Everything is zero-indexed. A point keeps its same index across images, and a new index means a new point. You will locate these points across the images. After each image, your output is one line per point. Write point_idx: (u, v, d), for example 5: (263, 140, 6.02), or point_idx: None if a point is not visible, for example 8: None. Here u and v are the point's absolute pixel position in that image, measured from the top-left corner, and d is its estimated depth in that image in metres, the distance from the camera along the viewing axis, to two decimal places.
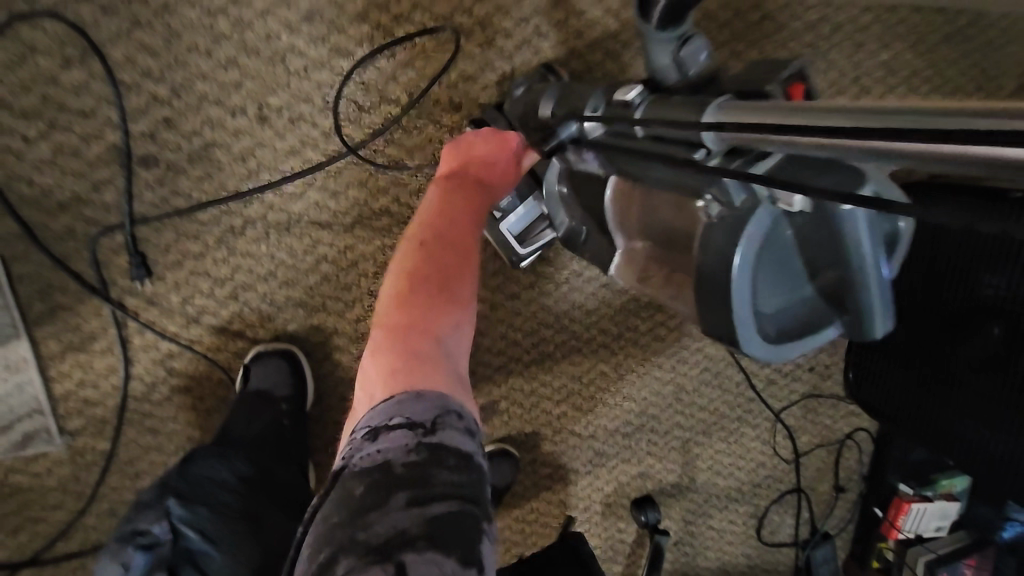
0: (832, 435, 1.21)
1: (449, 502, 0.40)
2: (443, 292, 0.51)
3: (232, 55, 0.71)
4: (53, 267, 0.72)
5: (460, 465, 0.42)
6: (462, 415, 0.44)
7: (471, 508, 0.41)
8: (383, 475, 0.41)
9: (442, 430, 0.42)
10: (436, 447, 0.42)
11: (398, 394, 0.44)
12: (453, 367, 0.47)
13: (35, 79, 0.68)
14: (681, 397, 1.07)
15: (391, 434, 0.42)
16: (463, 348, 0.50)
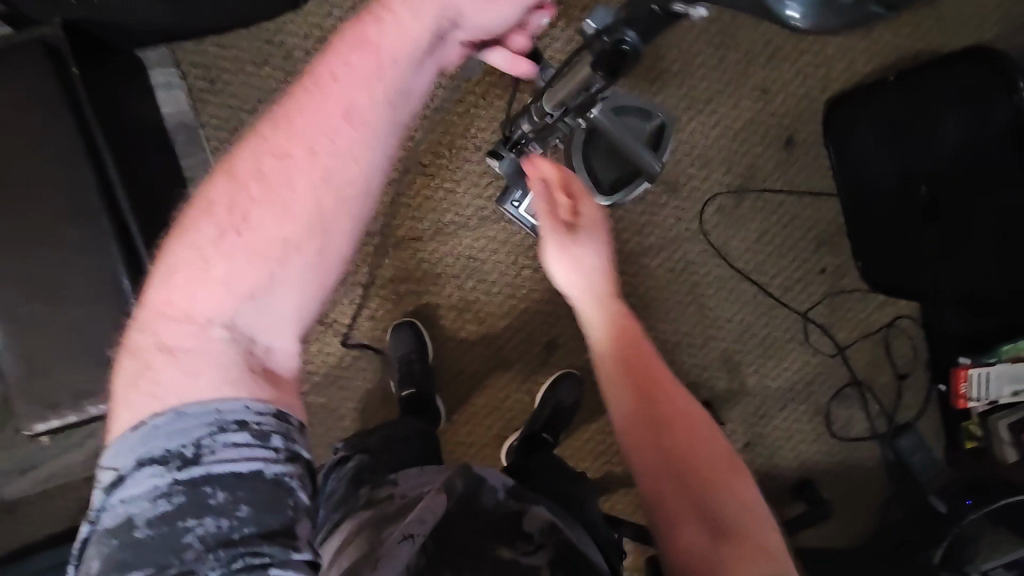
0: (871, 327, 1.37)
1: (257, 416, 0.56)
2: (236, 228, 0.57)
3: None
4: None
5: (251, 442, 0.55)
6: (252, 406, 0.56)
7: (258, 431, 0.56)
8: (161, 458, 0.54)
9: (204, 457, 0.54)
10: (235, 370, 0.57)
11: (164, 419, 0.54)
12: (234, 290, 0.58)
13: None
14: (707, 313, 1.35)
15: (180, 418, 0.55)
16: (275, 293, 0.59)
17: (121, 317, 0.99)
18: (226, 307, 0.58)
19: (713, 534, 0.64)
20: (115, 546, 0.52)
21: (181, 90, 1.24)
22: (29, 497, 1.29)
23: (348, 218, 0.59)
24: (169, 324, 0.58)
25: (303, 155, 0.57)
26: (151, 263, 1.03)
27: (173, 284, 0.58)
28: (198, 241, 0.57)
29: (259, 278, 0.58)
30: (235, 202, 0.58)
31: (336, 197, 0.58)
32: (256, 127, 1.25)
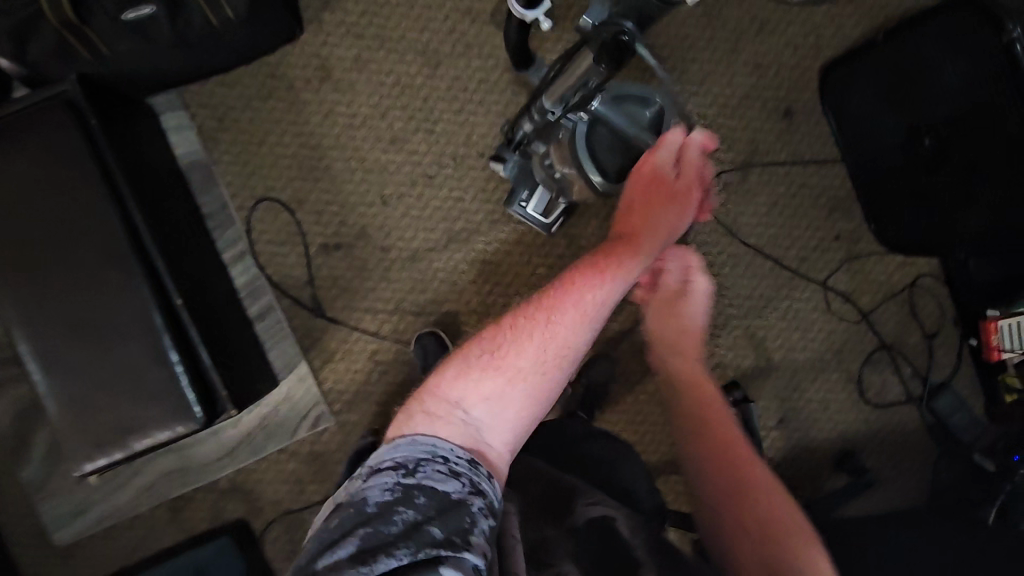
0: (893, 289, 1.36)
1: (455, 456, 0.75)
2: (497, 353, 0.83)
3: (363, 176, 1.29)
4: (311, 318, 1.30)
5: (447, 472, 0.72)
6: (452, 449, 0.75)
7: (454, 470, 0.73)
8: (395, 465, 0.72)
9: (421, 471, 0.72)
10: (472, 439, 0.77)
11: (416, 437, 0.75)
12: (482, 400, 0.80)
13: (282, 223, 1.29)
14: (726, 292, 1.35)
15: (413, 444, 0.75)
16: (498, 414, 0.80)
17: (157, 352, 1.02)
18: (474, 404, 0.80)
19: (774, 559, 0.80)
20: (350, 514, 0.68)
21: (192, 131, 1.28)
22: (81, 541, 1.32)
23: (565, 374, 0.84)
24: (434, 399, 0.81)
25: (555, 316, 0.85)
26: (179, 297, 1.05)
27: (447, 377, 0.83)
28: (467, 357, 0.84)
29: (502, 395, 0.81)
30: (505, 334, 0.85)
31: (561, 358, 0.83)
32: (266, 158, 1.29)
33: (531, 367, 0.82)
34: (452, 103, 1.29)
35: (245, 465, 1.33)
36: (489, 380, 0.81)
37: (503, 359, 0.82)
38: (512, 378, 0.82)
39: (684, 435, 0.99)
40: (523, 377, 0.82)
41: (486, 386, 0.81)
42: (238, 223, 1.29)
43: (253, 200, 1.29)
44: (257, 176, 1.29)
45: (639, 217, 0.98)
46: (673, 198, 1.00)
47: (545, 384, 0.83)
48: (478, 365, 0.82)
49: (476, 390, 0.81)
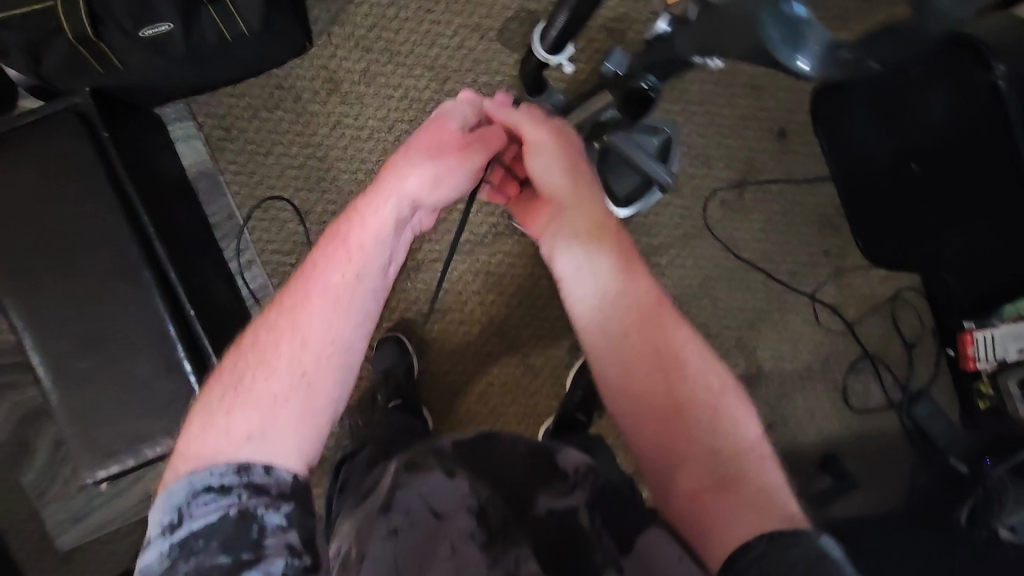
0: (877, 302, 1.43)
1: (220, 477, 0.68)
2: (275, 358, 0.74)
3: (370, 187, 1.31)
4: None
5: (219, 494, 0.67)
6: (218, 470, 0.68)
7: (240, 470, 0.68)
8: (171, 521, 0.66)
9: (187, 518, 0.66)
10: (248, 459, 0.69)
11: (176, 482, 0.68)
12: (250, 409, 0.72)
13: (289, 234, 1.31)
14: (718, 304, 1.40)
15: (172, 494, 0.67)
16: (279, 426, 0.72)
17: (171, 363, 1.04)
18: (236, 448, 0.70)
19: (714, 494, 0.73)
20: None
21: (199, 140, 1.30)
22: (84, 545, 1.33)
23: (336, 347, 0.76)
24: (202, 450, 0.70)
25: (307, 326, 0.76)
26: (191, 306, 1.08)
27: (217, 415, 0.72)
28: (211, 399, 0.74)
29: (264, 426, 0.71)
30: (267, 325, 0.77)
31: (329, 353, 0.76)
32: (273, 168, 1.31)
33: (290, 376, 0.74)
34: None
35: None
36: (252, 392, 0.73)
37: (266, 348, 0.75)
38: (278, 381, 0.73)
39: (608, 342, 0.84)
40: (293, 370, 0.74)
41: (241, 402, 0.72)
42: (245, 233, 1.31)
43: (259, 209, 1.31)
44: (264, 185, 1.31)
45: (347, 223, 0.81)
46: (464, 161, 0.89)
47: (318, 359, 0.75)
48: (241, 369, 0.75)
49: (235, 404, 0.72)
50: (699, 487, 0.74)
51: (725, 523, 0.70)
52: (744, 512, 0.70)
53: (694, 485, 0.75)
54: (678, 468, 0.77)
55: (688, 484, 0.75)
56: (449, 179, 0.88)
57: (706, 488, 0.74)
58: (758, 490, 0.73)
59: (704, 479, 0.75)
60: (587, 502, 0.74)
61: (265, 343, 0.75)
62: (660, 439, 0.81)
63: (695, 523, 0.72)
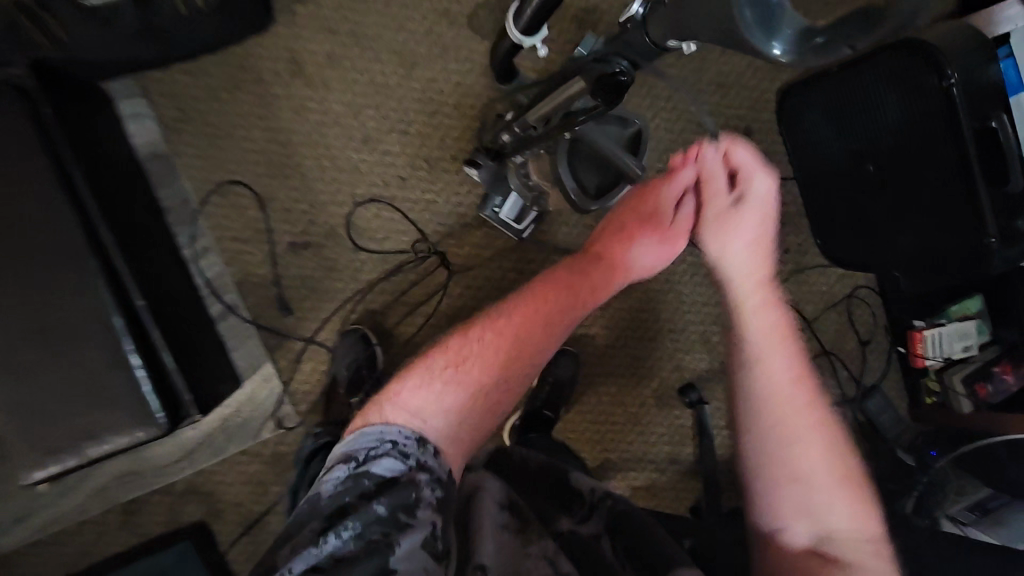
0: (835, 299, 1.47)
1: (402, 439, 0.82)
2: (489, 368, 0.92)
3: (334, 175, 1.27)
4: (277, 319, 1.28)
5: (395, 460, 0.79)
6: (402, 430, 0.83)
7: (404, 454, 0.80)
8: (348, 461, 0.80)
9: (367, 458, 0.79)
10: (411, 445, 0.81)
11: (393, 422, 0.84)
12: (444, 405, 0.87)
13: (247, 222, 1.26)
14: (684, 300, 1.42)
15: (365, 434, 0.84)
16: (450, 421, 0.87)
17: (118, 356, 0.98)
18: (414, 421, 0.85)
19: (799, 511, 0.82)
20: (315, 509, 0.76)
21: (151, 120, 1.23)
22: (24, 548, 1.26)
23: (517, 376, 0.93)
24: (401, 413, 0.86)
25: (512, 364, 0.93)
26: (139, 296, 1.02)
27: (422, 389, 0.89)
28: (427, 366, 0.92)
29: (433, 408, 0.87)
30: (472, 350, 0.94)
31: (484, 393, 0.91)
32: (231, 152, 1.25)
33: (465, 391, 0.90)
34: (427, 105, 1.28)
35: (204, 466, 1.30)
36: (443, 385, 0.90)
37: (478, 355, 0.93)
38: (459, 395, 0.89)
39: (778, 391, 0.86)
40: (468, 394, 0.90)
41: (436, 395, 0.88)
42: (201, 220, 1.25)
43: (216, 195, 1.25)
44: (222, 170, 1.25)
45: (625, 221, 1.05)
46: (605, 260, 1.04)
47: (494, 381, 0.92)
48: (444, 357, 0.93)
49: (434, 396, 0.88)
50: (813, 524, 0.82)
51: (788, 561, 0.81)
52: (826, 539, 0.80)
53: (792, 506, 0.83)
54: (784, 496, 0.83)
55: (787, 488, 0.83)
56: (684, 208, 1.00)
57: (791, 508, 0.83)
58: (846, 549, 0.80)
59: (820, 520, 0.81)
60: (605, 529, 0.84)
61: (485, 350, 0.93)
62: (808, 477, 0.83)
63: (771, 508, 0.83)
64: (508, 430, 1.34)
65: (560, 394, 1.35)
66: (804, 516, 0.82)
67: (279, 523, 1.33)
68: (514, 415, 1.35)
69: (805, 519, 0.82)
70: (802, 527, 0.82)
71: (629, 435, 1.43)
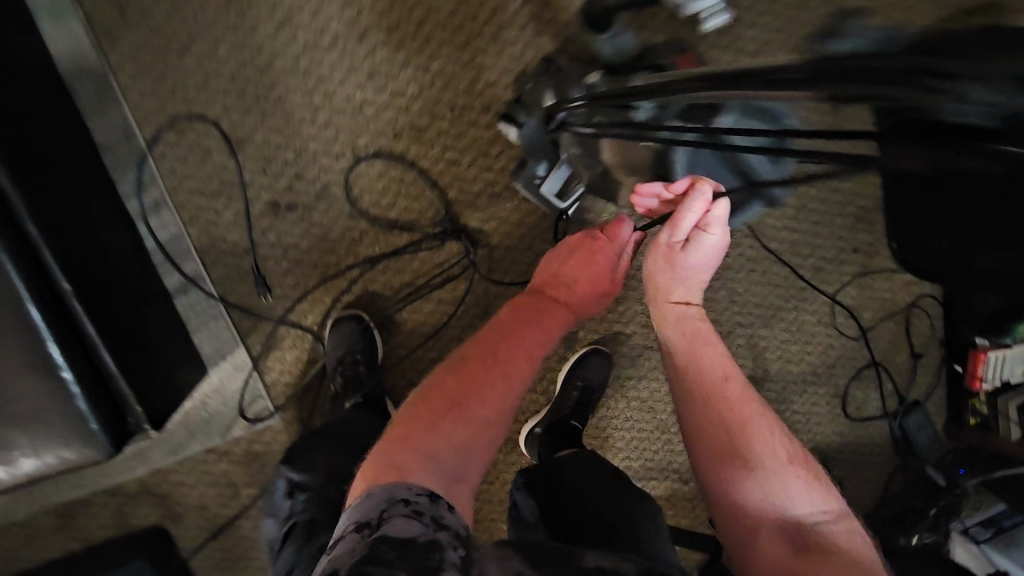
0: (895, 307, 1.31)
1: (415, 494, 0.67)
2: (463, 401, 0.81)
3: (329, 118, 0.98)
4: (251, 296, 1.02)
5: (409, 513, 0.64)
6: (413, 487, 0.68)
7: (417, 510, 0.65)
8: (358, 525, 0.63)
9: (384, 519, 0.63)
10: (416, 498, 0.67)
11: (367, 489, 0.69)
12: (437, 470, 0.72)
13: (213, 171, 0.97)
14: (736, 299, 1.22)
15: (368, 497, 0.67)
16: (441, 470, 0.73)
17: (36, 358, 0.72)
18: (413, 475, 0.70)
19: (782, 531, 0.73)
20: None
21: (77, 20, 0.91)
22: None
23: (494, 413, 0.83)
24: (377, 469, 0.72)
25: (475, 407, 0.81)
26: (67, 280, 0.74)
27: (389, 448, 0.75)
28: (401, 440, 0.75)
29: (425, 462, 0.73)
30: (431, 413, 0.79)
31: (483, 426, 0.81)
32: (191, 75, 0.94)
33: (453, 433, 0.78)
34: (455, 33, 0.98)
35: (162, 463, 1.09)
36: (422, 430, 0.77)
37: (466, 377, 0.85)
38: (441, 442, 0.76)
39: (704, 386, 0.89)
40: (451, 439, 0.77)
41: (420, 447, 0.74)
42: (150, 163, 0.95)
43: (170, 131, 0.95)
44: (178, 98, 0.95)
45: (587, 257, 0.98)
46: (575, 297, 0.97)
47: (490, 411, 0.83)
48: (423, 409, 0.80)
49: (418, 450, 0.74)
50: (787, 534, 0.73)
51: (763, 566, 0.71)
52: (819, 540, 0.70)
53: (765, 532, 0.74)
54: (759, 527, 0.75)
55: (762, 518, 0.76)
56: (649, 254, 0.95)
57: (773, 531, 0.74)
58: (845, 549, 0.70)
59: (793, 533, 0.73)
60: None
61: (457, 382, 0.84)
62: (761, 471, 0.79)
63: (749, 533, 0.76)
64: (527, 436, 1.17)
65: (589, 400, 1.17)
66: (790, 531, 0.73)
67: (251, 529, 1.14)
68: (533, 419, 1.18)
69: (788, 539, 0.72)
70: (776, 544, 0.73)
71: (655, 444, 1.27)
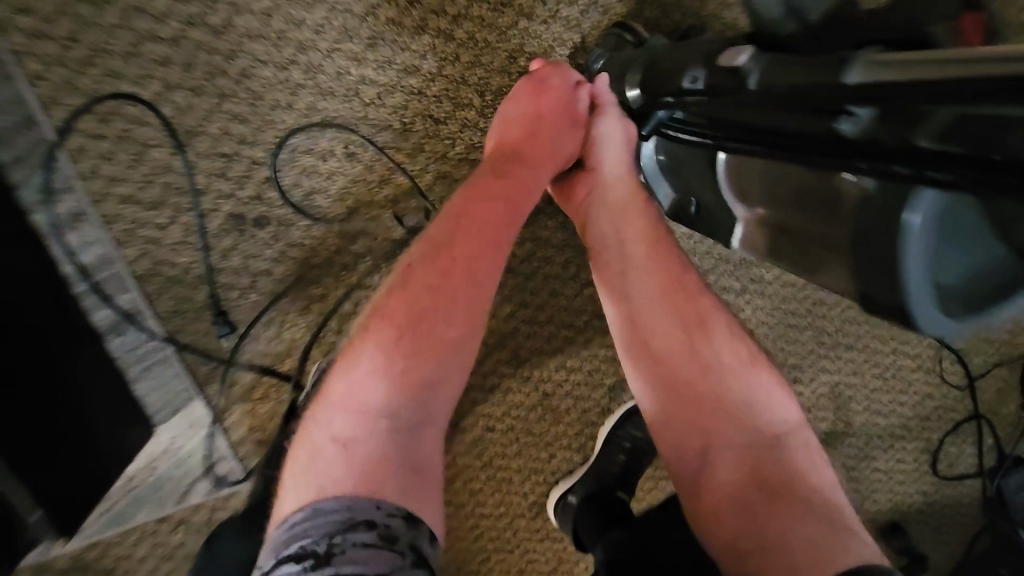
0: (1010, 350, 1.07)
1: (385, 514, 0.51)
2: (442, 292, 0.60)
3: (312, 102, 0.73)
4: (210, 337, 0.78)
5: (378, 541, 0.49)
6: (383, 505, 0.51)
7: (387, 537, 0.49)
8: (297, 554, 0.48)
9: (336, 547, 0.48)
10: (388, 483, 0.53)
11: (307, 505, 0.51)
12: (416, 382, 0.58)
13: (154, 171, 0.72)
14: (824, 340, 0.98)
15: (317, 513, 0.50)
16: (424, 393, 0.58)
17: None
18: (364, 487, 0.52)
19: (762, 491, 0.59)
20: None
21: None
22: None
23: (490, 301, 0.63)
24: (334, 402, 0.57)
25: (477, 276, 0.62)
26: None
27: (360, 361, 0.58)
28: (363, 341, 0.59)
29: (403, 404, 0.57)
30: (402, 309, 0.59)
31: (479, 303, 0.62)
32: (120, 36, 0.68)
33: (447, 331, 0.60)
34: None
35: (99, 536, 0.85)
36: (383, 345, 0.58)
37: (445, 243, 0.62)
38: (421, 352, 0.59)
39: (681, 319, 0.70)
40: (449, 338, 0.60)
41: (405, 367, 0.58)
42: (62, 160, 0.69)
43: (90, 114, 0.69)
44: (100, 70, 0.69)
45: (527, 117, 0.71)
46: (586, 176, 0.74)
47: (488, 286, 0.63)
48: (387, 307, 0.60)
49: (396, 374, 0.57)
50: (814, 510, 0.57)
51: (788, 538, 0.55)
52: (793, 502, 0.58)
53: (782, 512, 0.57)
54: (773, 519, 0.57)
55: (769, 504, 0.58)
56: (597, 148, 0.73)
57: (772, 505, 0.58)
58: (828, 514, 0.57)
59: (817, 510, 0.57)
60: None
61: (450, 233, 0.62)
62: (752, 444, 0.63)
63: (737, 520, 0.58)
64: (555, 505, 0.93)
65: (638, 466, 0.93)
66: (812, 520, 0.56)
67: None
68: (565, 483, 0.94)
69: (801, 512, 0.57)
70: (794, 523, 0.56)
71: None
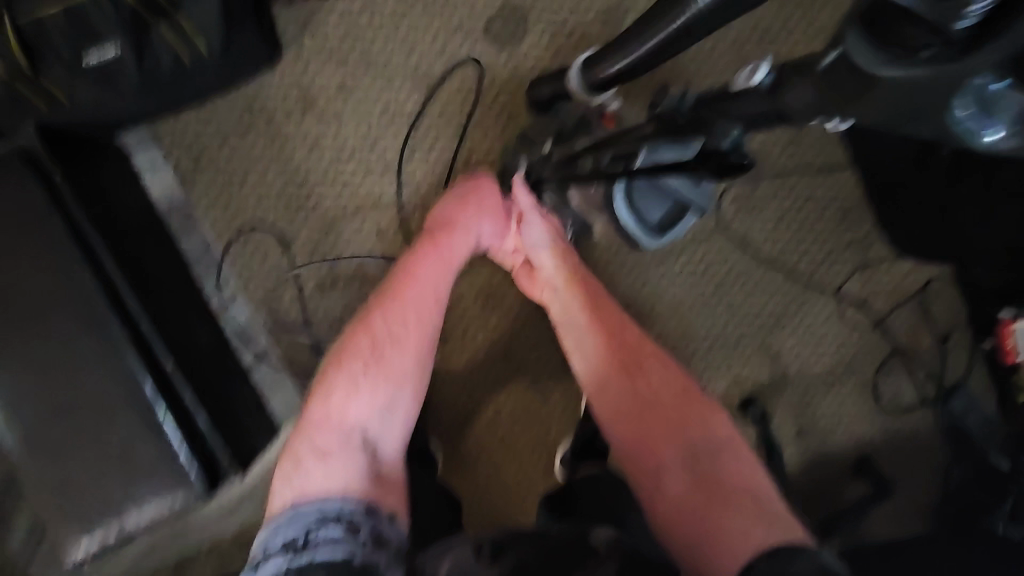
0: (905, 293, 1.34)
1: (347, 512, 0.77)
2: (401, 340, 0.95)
3: (356, 211, 1.22)
4: (312, 365, 1.23)
5: (344, 532, 0.74)
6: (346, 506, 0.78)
7: (351, 531, 0.75)
8: (282, 549, 0.73)
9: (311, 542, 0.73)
10: (356, 483, 0.81)
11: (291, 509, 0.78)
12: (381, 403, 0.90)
13: (272, 267, 1.22)
14: (736, 308, 1.32)
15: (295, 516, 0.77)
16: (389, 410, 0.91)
17: (151, 424, 0.94)
18: (332, 488, 0.80)
19: (698, 481, 0.80)
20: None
21: (166, 172, 1.20)
22: None
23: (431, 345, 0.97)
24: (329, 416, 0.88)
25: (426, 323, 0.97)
26: (170, 358, 1.01)
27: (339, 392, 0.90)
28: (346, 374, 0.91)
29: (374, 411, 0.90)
30: (379, 349, 0.93)
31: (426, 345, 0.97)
32: (250, 196, 1.22)
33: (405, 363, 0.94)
34: (447, 128, 1.23)
35: (252, 517, 1.27)
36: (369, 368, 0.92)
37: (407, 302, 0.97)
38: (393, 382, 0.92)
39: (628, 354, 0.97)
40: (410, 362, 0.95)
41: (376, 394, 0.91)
42: (225, 269, 1.21)
43: (237, 241, 1.22)
44: (241, 216, 1.22)
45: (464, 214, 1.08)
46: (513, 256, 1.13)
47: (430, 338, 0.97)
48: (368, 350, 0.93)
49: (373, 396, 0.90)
50: (738, 502, 0.75)
51: (724, 523, 0.74)
52: (731, 502, 0.76)
53: (703, 484, 0.80)
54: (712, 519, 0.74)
55: (702, 480, 0.80)
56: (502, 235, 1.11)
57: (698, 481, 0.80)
58: (744, 492, 0.78)
59: (743, 503, 0.75)
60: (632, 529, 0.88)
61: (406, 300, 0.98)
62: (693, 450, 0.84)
63: (681, 508, 0.78)
64: (559, 460, 1.25)
65: None
66: (736, 496, 0.76)
67: None
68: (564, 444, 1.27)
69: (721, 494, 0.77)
70: (716, 490, 0.78)
71: None
